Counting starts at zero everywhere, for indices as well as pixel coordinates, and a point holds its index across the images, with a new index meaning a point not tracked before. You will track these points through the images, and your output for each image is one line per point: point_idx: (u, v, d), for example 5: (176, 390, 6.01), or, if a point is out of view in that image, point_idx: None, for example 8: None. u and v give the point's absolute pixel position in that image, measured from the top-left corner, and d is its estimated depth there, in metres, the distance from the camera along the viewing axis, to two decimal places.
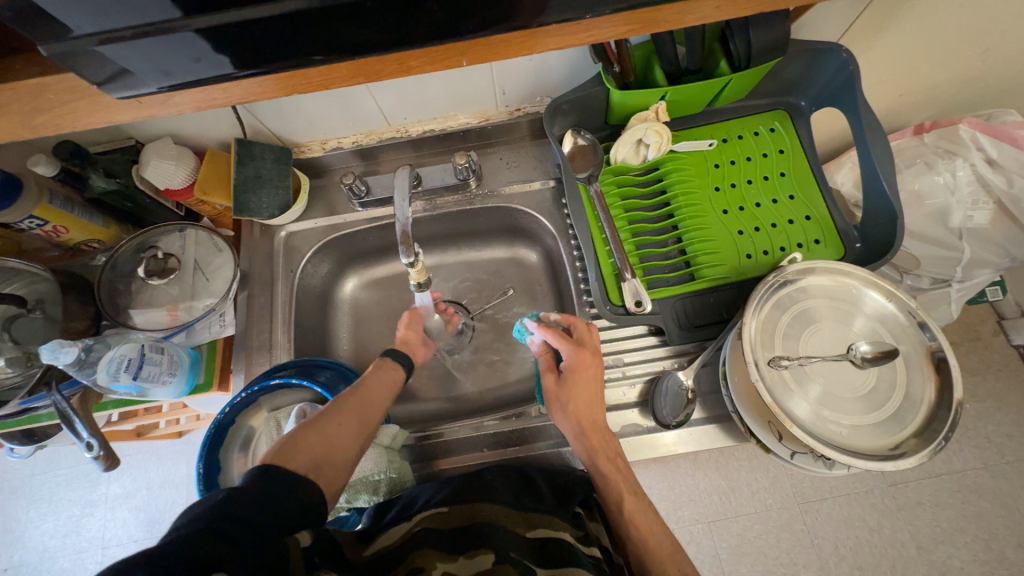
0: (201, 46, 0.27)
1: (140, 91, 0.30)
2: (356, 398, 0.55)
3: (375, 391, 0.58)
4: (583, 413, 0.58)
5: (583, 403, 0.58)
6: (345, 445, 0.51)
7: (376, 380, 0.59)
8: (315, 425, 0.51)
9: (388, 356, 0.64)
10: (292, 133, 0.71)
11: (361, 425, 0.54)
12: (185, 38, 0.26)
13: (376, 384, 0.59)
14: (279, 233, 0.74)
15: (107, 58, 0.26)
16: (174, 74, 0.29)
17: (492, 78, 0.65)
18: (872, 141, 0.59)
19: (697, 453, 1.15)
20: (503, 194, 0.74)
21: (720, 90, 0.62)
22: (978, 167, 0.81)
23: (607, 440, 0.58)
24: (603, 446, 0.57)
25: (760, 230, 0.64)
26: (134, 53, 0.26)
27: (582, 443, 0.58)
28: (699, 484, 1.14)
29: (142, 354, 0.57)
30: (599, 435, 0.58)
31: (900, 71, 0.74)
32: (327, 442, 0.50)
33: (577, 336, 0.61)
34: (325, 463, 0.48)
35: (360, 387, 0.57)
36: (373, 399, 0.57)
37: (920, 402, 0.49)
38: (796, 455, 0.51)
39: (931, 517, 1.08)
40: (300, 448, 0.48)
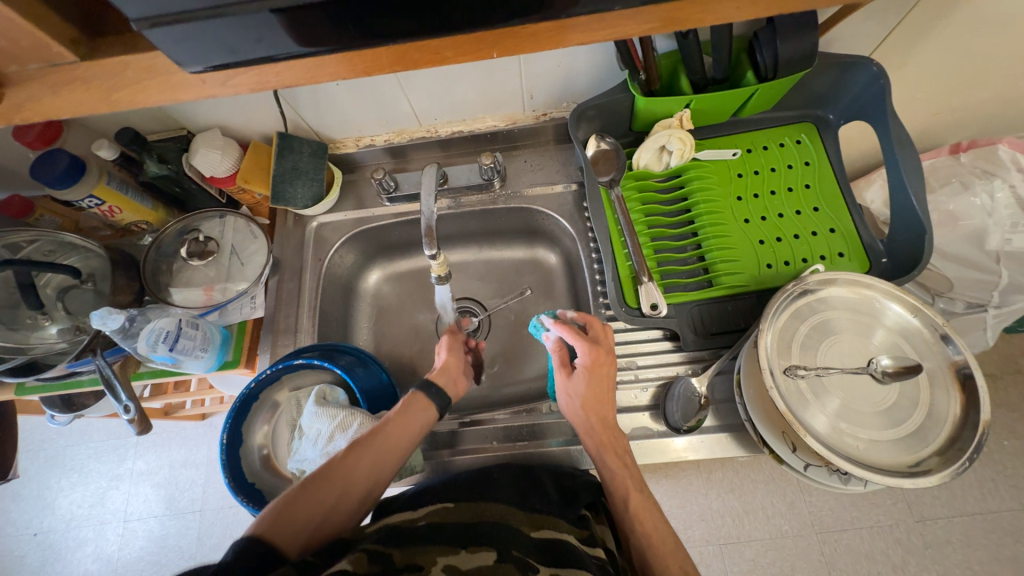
0: (260, 30, 0.29)
1: (202, 71, 0.32)
2: (368, 457, 0.53)
3: (393, 446, 0.54)
4: (595, 409, 0.58)
5: (593, 399, 0.58)
6: (345, 510, 0.50)
7: (401, 430, 0.55)
8: (320, 486, 0.50)
9: (418, 395, 0.59)
10: (329, 129, 0.74)
11: (368, 487, 0.52)
12: (244, 22, 0.28)
13: (399, 431, 0.55)
14: (311, 224, 0.78)
15: (173, 39, 0.29)
16: (230, 56, 0.31)
17: (521, 82, 0.67)
18: (902, 154, 0.59)
19: (711, 471, 1.13)
20: (526, 196, 0.76)
21: (746, 100, 0.63)
22: (1017, 189, 0.79)
23: (615, 437, 0.59)
24: (611, 444, 0.58)
25: (782, 241, 0.63)
26: (202, 35, 0.29)
27: (592, 438, 0.58)
28: (711, 504, 1.12)
29: (179, 328, 0.60)
30: (608, 432, 0.58)
31: (936, 89, 0.72)
32: (326, 507, 0.49)
33: (594, 332, 0.61)
34: (324, 523, 0.49)
35: (381, 436, 0.54)
36: (392, 450, 0.54)
37: (944, 419, 0.48)
38: (810, 467, 0.50)
39: (960, 557, 1.02)
40: (296, 517, 0.47)
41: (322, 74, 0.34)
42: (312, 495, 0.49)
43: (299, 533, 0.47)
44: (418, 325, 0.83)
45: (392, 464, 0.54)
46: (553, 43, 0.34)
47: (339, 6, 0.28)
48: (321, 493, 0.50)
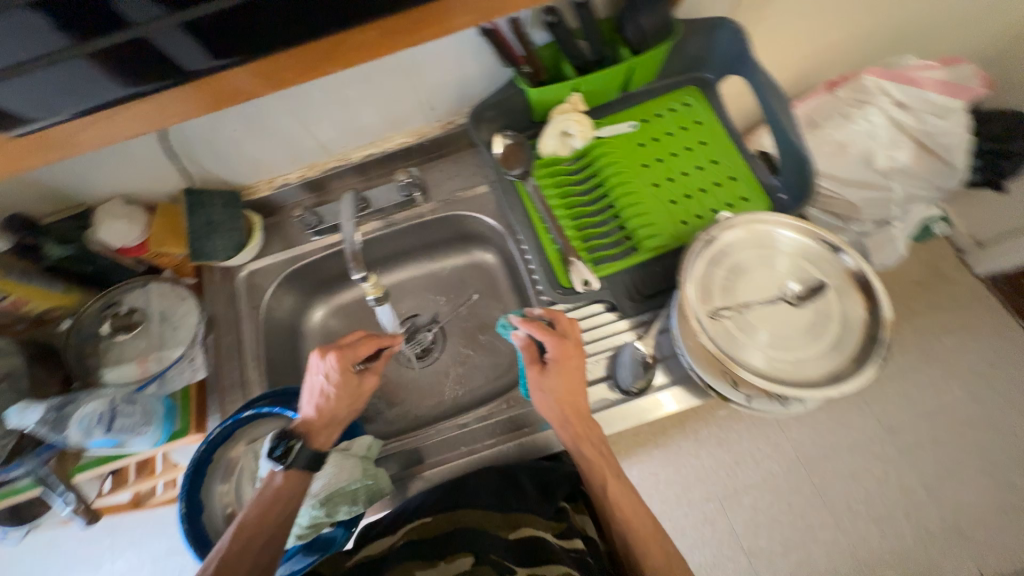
0: (95, 68, 0.35)
1: (62, 118, 0.37)
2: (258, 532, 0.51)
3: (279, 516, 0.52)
4: (567, 401, 0.59)
5: (566, 391, 0.60)
6: None
7: (282, 493, 0.53)
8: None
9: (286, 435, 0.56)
10: (238, 175, 0.73)
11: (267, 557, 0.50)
12: (77, 63, 0.34)
13: (280, 499, 0.53)
14: (240, 273, 0.76)
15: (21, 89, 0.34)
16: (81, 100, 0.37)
17: (416, 94, 0.68)
18: (772, 97, 0.63)
19: (697, 432, 1.18)
20: (450, 203, 0.78)
21: (629, 75, 0.67)
22: (888, 111, 0.87)
23: (588, 425, 0.60)
24: (585, 433, 0.59)
25: (691, 197, 0.68)
26: (48, 82, 0.34)
27: (567, 430, 0.59)
28: (705, 463, 1.16)
29: (114, 408, 0.59)
30: (583, 423, 0.59)
31: (798, 33, 0.79)
32: None
33: (561, 327, 0.61)
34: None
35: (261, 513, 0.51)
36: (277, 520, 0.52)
37: (857, 327, 0.52)
38: (752, 398, 0.53)
39: (932, 456, 1.15)
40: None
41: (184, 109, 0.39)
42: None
43: None
44: None
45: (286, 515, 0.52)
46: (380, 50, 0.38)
47: None
48: (229, 572, 0.48)
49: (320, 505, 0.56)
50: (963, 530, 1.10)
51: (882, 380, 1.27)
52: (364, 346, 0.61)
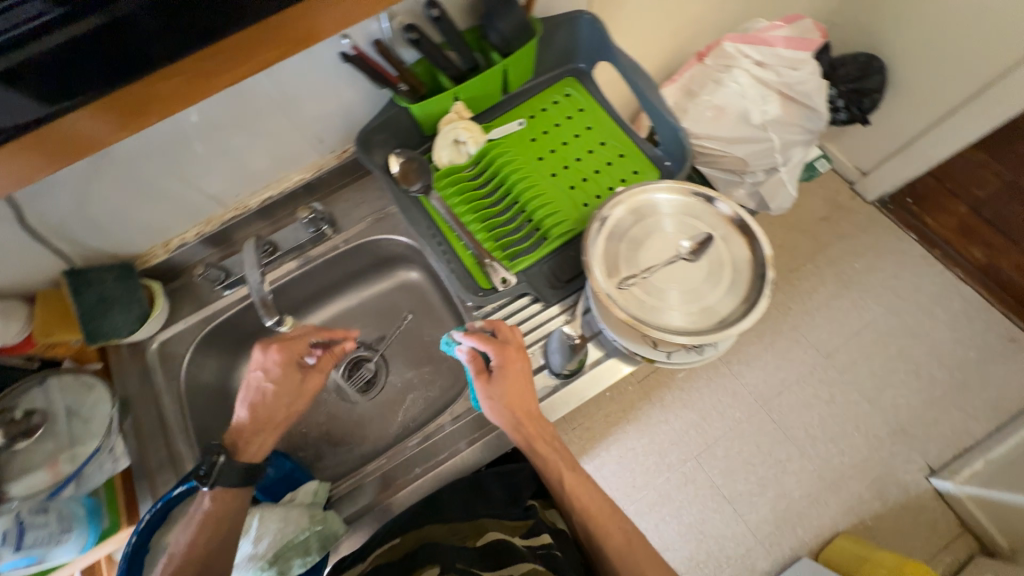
0: None
1: None
2: (194, 563, 0.52)
3: (217, 544, 0.54)
4: (518, 405, 0.60)
5: (516, 396, 0.60)
6: None
7: (212, 525, 0.54)
8: None
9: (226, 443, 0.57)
10: (126, 246, 0.69)
11: None
12: None
13: (208, 531, 0.53)
14: (151, 346, 0.71)
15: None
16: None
17: (298, 128, 0.67)
18: (636, 76, 0.68)
19: (664, 400, 1.34)
20: (362, 230, 0.77)
21: (505, 77, 0.69)
22: (752, 70, 0.95)
23: (541, 425, 0.61)
24: (538, 432, 0.60)
25: (588, 179, 0.71)
26: None
27: (522, 433, 0.60)
28: (675, 427, 1.32)
29: (21, 523, 0.53)
30: (535, 424, 0.60)
31: (653, 10, 0.85)
32: None
33: (503, 335, 0.61)
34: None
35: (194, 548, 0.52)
36: (216, 548, 0.53)
37: (747, 267, 0.57)
38: (672, 353, 0.57)
39: (868, 369, 1.34)
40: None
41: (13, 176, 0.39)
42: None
43: None
44: None
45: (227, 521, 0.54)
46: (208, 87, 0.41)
47: None
48: None
49: (273, 564, 0.55)
50: (903, 428, 1.28)
51: (812, 311, 1.40)
52: (297, 342, 0.60)
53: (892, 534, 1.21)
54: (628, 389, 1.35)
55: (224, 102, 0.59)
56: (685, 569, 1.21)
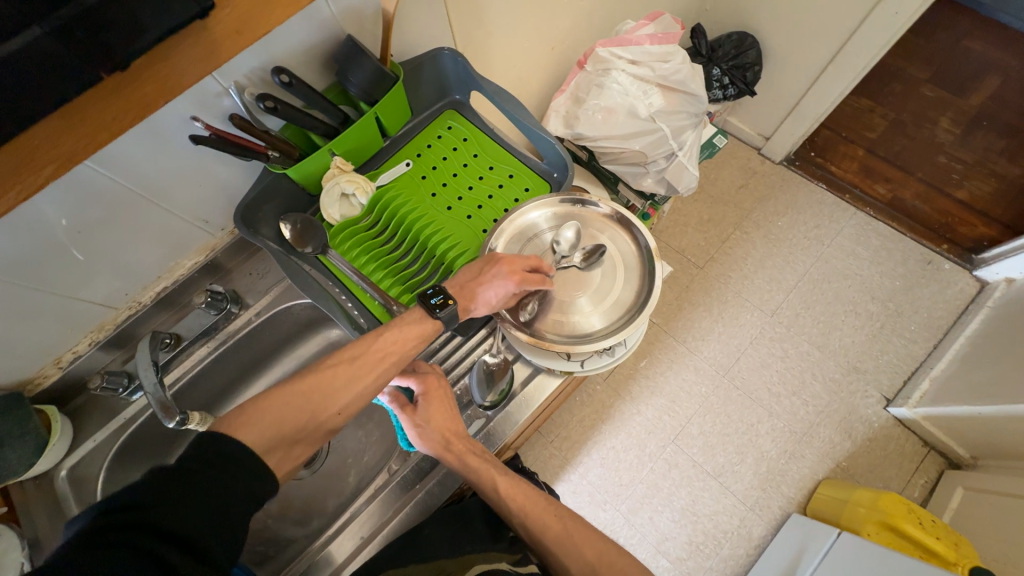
0: None
1: None
2: (344, 369, 0.52)
3: (384, 356, 0.54)
4: (445, 426, 0.59)
5: (442, 417, 0.60)
6: (309, 433, 0.50)
7: (398, 339, 0.54)
8: (287, 396, 0.50)
9: (419, 309, 0.55)
10: (7, 377, 0.63)
11: (353, 399, 0.52)
12: None
13: (405, 331, 0.54)
14: (60, 474, 0.67)
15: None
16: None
17: (177, 215, 0.65)
18: (504, 102, 0.71)
19: (632, 393, 1.35)
20: (271, 301, 0.75)
21: (379, 123, 0.70)
22: (628, 70, 1.00)
23: (470, 443, 0.60)
24: (469, 448, 0.60)
25: (483, 207, 0.72)
26: None
27: (452, 453, 0.59)
28: (648, 416, 1.33)
29: None
30: (464, 442, 0.60)
31: (521, 33, 0.88)
32: (299, 419, 0.49)
33: (423, 363, 0.62)
34: (287, 442, 0.49)
35: (382, 342, 0.54)
36: (378, 362, 0.53)
37: (635, 262, 0.61)
38: (586, 360, 0.60)
39: (812, 318, 1.40)
40: (261, 423, 0.48)
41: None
42: (276, 412, 0.49)
43: (267, 431, 0.48)
44: None
45: (367, 394, 0.53)
46: (43, 179, 0.40)
47: None
48: (281, 398, 0.50)
49: None
50: (855, 366, 1.34)
51: (750, 275, 1.45)
52: (528, 276, 0.56)
53: (868, 471, 1.25)
54: (596, 390, 1.36)
55: (82, 206, 0.55)
56: (686, 554, 1.21)
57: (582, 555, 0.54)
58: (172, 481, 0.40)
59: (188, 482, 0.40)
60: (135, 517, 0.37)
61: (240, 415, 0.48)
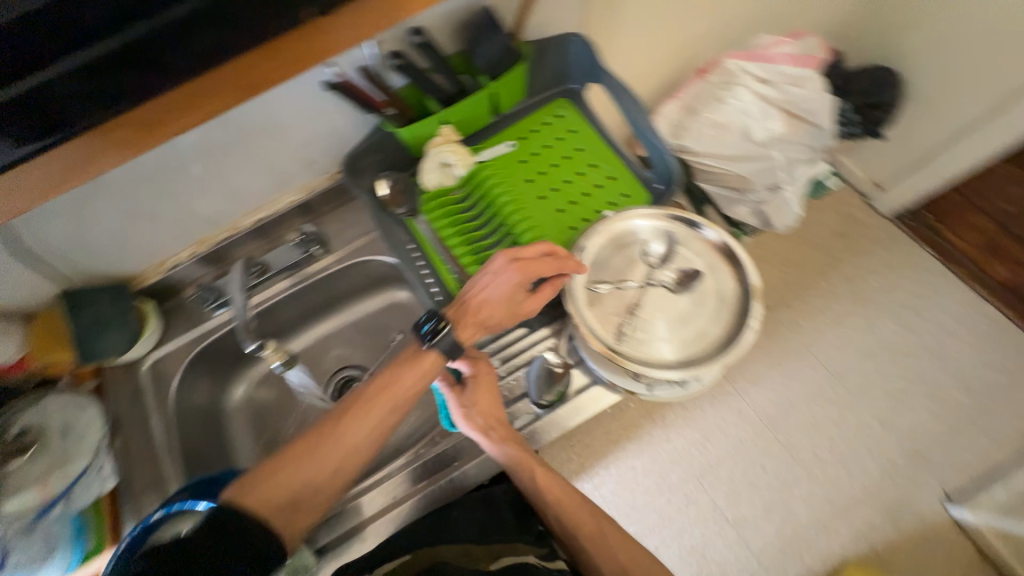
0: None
1: None
2: (346, 426, 0.54)
3: (382, 405, 0.55)
4: (491, 411, 0.59)
5: (488, 402, 0.60)
6: (318, 502, 0.51)
7: (393, 391, 0.56)
8: (293, 461, 0.52)
9: (413, 352, 0.58)
10: (120, 266, 0.70)
11: (354, 459, 0.54)
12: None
13: (408, 380, 0.56)
14: (143, 365, 0.73)
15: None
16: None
17: (289, 152, 0.68)
18: (625, 100, 0.67)
19: None
20: (352, 251, 0.78)
21: (493, 100, 0.69)
22: (754, 87, 0.93)
23: (512, 433, 0.59)
24: (511, 437, 0.59)
25: (576, 203, 0.70)
26: None
27: (494, 439, 0.58)
28: None
29: (7, 542, 0.55)
30: (505, 429, 0.59)
31: (650, 29, 0.84)
32: (305, 485, 0.51)
33: (476, 349, 0.63)
34: (301, 501, 0.51)
35: (377, 392, 0.56)
36: (377, 410, 0.55)
37: (733, 298, 0.55)
38: (654, 386, 0.55)
39: (883, 390, 1.24)
40: (276, 487, 0.50)
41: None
42: (287, 476, 0.51)
43: (274, 502, 0.50)
44: (304, 412, 0.80)
45: (372, 445, 0.55)
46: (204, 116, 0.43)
47: None
48: (286, 466, 0.51)
49: None
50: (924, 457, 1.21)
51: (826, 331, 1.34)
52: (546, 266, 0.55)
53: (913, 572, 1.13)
54: None
55: (214, 127, 0.59)
56: None
57: (614, 557, 0.55)
58: (222, 521, 0.45)
59: (228, 527, 0.45)
60: (183, 550, 0.43)
61: (243, 487, 0.50)
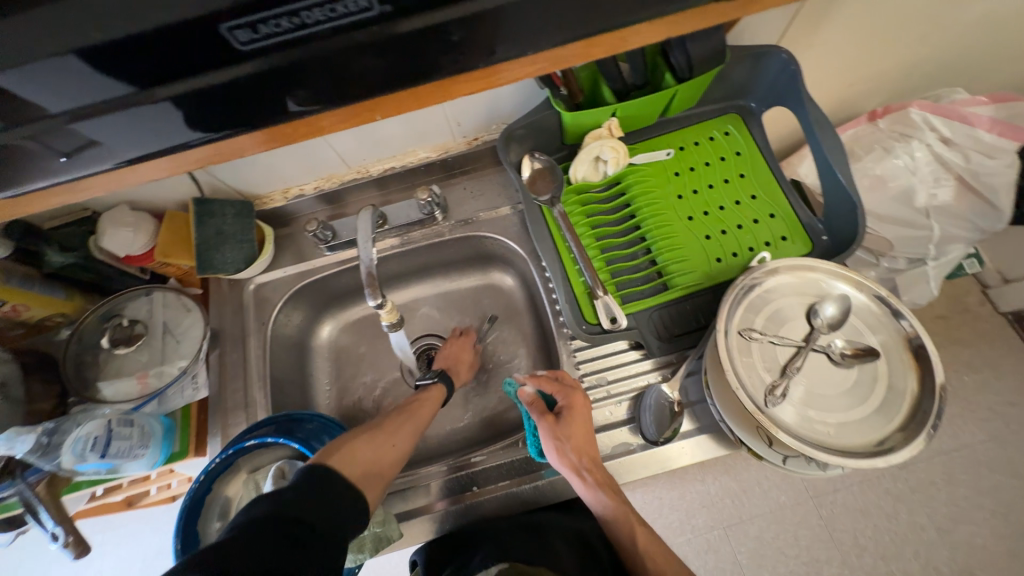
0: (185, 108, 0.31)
1: (100, 160, 0.33)
2: (404, 424, 0.60)
3: (422, 414, 0.63)
4: (584, 447, 0.55)
5: (582, 437, 0.56)
6: (382, 476, 0.53)
7: (422, 408, 0.63)
8: (365, 437, 0.55)
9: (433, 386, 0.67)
10: (252, 185, 0.70)
11: (403, 452, 0.57)
12: (157, 106, 0.30)
13: (425, 405, 0.64)
14: (248, 286, 0.73)
15: (15, 82, 0.26)
16: (144, 146, 0.33)
17: (444, 111, 0.65)
18: (822, 136, 0.59)
19: None
20: (471, 223, 0.75)
21: (669, 101, 0.63)
22: (935, 147, 0.83)
23: (604, 474, 0.55)
24: (603, 479, 0.54)
25: (727, 233, 0.63)
26: (106, 125, 0.31)
27: (585, 478, 0.54)
28: None
29: (109, 430, 0.55)
30: (599, 472, 0.55)
31: (844, 59, 0.75)
32: (374, 461, 0.54)
33: (569, 378, 0.61)
34: (372, 479, 0.52)
35: (413, 407, 0.63)
36: (420, 417, 0.62)
37: (904, 393, 0.49)
38: (788, 458, 0.50)
39: (946, 496, 0.89)
40: (357, 459, 0.52)
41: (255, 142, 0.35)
42: (362, 450, 0.54)
43: (354, 466, 0.51)
44: (380, 367, 0.79)
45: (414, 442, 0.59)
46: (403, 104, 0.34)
47: (161, 33, 0.26)
48: (360, 442, 0.54)
49: None
50: None
51: None
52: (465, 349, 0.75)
53: None
54: None
55: None
56: None
57: None
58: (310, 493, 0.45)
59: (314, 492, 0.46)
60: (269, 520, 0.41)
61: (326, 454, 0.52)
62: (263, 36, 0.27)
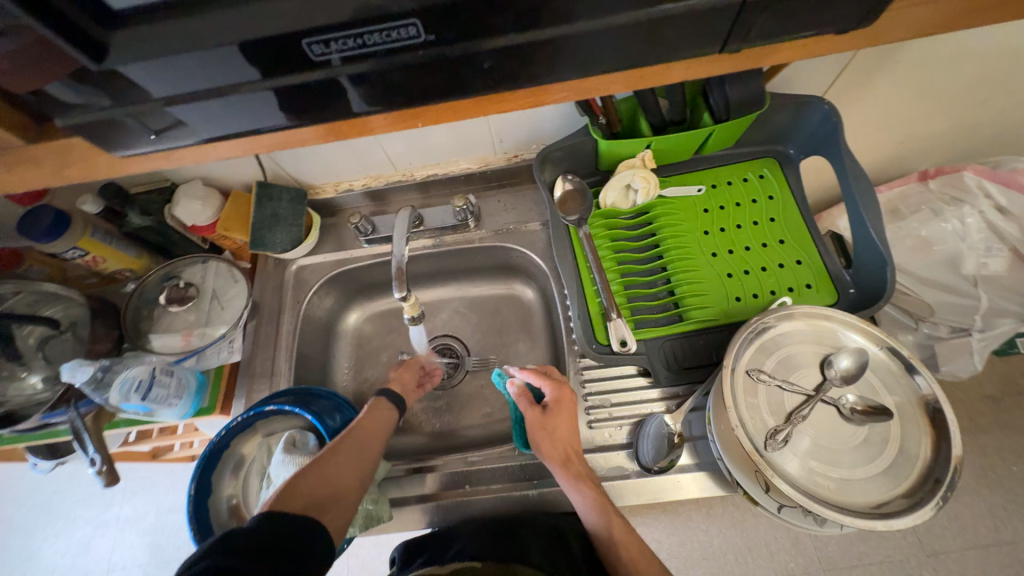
0: (263, 104, 0.34)
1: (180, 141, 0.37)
2: (348, 445, 0.58)
3: (371, 434, 0.61)
4: (568, 440, 0.58)
5: (566, 431, 0.58)
6: (340, 504, 0.52)
7: (371, 424, 0.62)
8: (314, 468, 0.53)
9: (382, 399, 0.66)
10: (309, 176, 0.77)
11: (359, 473, 0.56)
12: (238, 100, 0.33)
13: (371, 422, 0.62)
14: (291, 266, 0.80)
15: (128, 77, 0.31)
16: (224, 131, 0.36)
17: (488, 128, 0.70)
18: (857, 188, 0.59)
19: None
20: (500, 233, 0.78)
21: (705, 139, 0.65)
22: (988, 214, 0.79)
23: (585, 467, 0.57)
24: (584, 473, 0.56)
25: (750, 273, 0.64)
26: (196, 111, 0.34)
27: (567, 469, 0.56)
28: None
29: (153, 376, 0.61)
30: (581, 466, 0.56)
31: (894, 117, 0.74)
32: (327, 492, 0.52)
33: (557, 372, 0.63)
34: (325, 505, 0.51)
35: (358, 428, 0.60)
36: (370, 436, 0.60)
37: (915, 457, 0.47)
38: (784, 508, 0.49)
39: None
40: (299, 494, 0.50)
41: (314, 136, 0.38)
42: (309, 483, 0.52)
43: (305, 501, 0.50)
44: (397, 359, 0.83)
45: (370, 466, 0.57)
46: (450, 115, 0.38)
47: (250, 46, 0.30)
48: (305, 475, 0.52)
49: None
50: None
51: None
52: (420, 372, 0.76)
53: None
54: None
55: None
56: None
57: None
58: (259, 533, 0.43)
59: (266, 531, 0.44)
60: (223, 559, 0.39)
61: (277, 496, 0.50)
62: (334, 51, 0.30)
